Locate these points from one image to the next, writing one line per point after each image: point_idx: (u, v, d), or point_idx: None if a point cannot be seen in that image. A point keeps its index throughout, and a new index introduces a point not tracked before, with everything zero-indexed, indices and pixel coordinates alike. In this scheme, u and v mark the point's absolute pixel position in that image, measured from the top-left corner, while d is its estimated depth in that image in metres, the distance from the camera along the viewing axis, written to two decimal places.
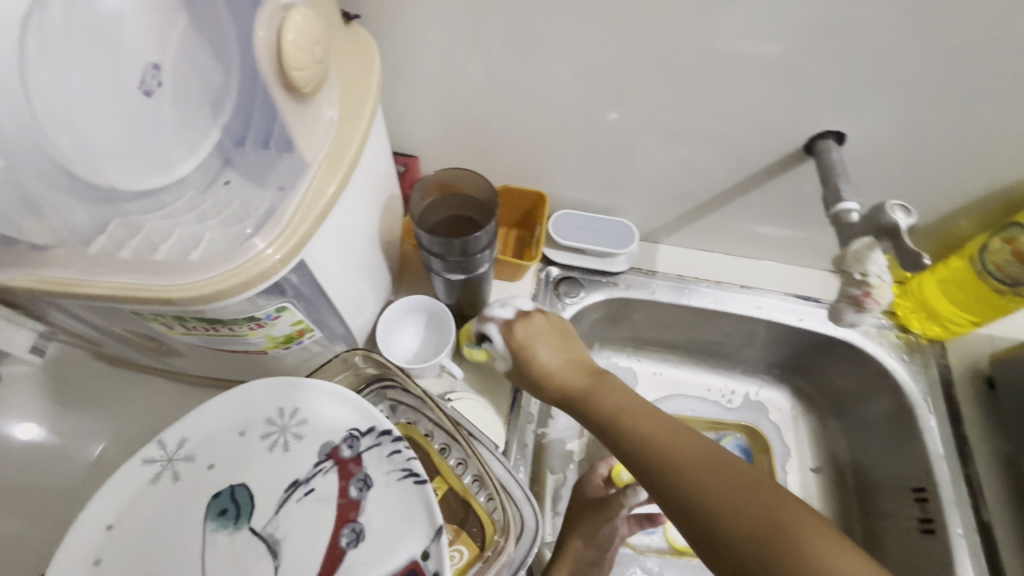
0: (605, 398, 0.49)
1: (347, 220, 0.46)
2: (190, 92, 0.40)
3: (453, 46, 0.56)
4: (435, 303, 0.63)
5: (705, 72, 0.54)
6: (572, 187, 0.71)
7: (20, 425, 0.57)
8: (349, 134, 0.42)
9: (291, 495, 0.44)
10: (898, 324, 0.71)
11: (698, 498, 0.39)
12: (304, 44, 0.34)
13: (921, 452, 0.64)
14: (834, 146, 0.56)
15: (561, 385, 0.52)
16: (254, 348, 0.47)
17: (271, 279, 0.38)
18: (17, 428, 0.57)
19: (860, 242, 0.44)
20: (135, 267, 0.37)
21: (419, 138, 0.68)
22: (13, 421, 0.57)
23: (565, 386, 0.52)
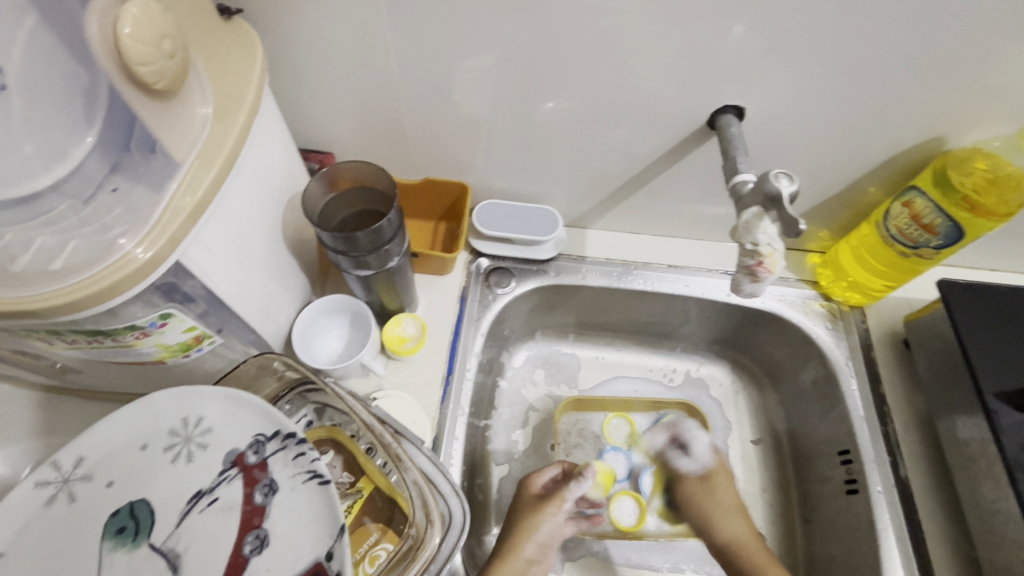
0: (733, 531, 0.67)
1: (231, 221, 0.44)
2: (49, 98, 0.38)
3: (349, 38, 0.54)
4: (355, 301, 0.62)
5: (604, 53, 0.53)
6: (494, 177, 0.71)
7: None
8: (223, 134, 0.41)
9: (194, 506, 0.43)
10: (821, 293, 0.73)
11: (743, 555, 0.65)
12: (149, 38, 0.33)
13: (846, 416, 0.66)
14: (734, 122, 0.56)
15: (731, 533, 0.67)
16: (149, 358, 0.45)
17: (146, 280, 0.37)
18: None
19: (748, 213, 0.44)
20: None
21: (333, 134, 0.66)
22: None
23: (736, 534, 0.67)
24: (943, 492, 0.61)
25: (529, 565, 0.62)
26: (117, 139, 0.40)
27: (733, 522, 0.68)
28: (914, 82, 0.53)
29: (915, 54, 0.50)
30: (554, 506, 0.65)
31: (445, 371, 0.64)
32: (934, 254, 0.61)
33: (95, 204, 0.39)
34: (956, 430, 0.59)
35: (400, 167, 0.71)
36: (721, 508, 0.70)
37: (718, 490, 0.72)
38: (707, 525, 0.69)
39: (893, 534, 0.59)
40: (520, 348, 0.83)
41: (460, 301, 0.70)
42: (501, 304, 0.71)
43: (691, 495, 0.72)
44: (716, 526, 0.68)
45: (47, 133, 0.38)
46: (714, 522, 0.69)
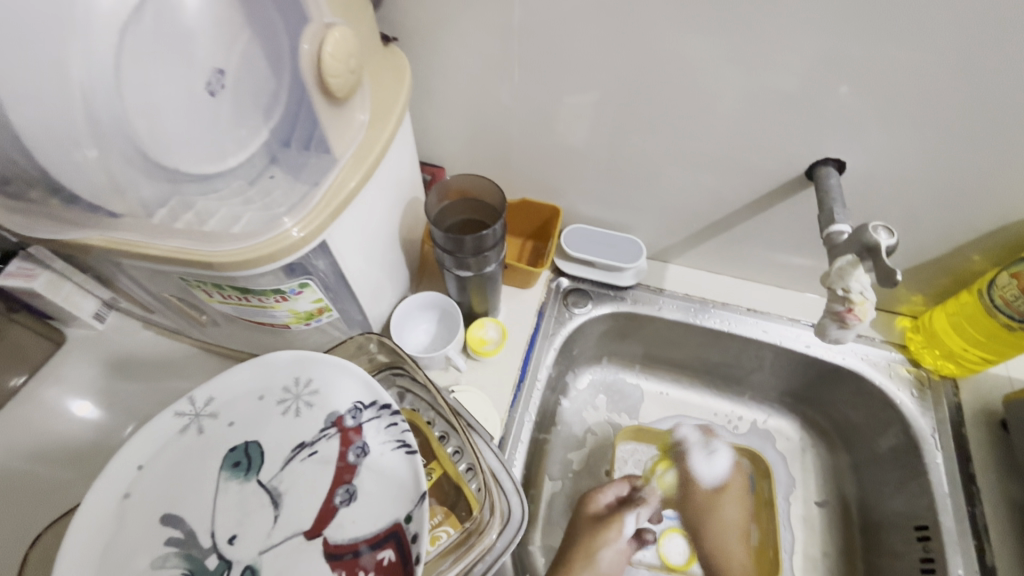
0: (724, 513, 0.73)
1: (365, 213, 0.52)
2: (246, 97, 0.46)
3: (478, 68, 0.61)
4: (447, 301, 0.68)
5: (710, 99, 0.57)
6: (585, 204, 0.75)
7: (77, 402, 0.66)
8: (374, 138, 0.48)
9: (297, 455, 0.48)
10: (910, 358, 0.70)
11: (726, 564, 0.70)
12: (340, 55, 0.40)
13: (927, 489, 0.63)
14: (834, 173, 0.58)
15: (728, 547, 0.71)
16: (279, 321, 0.53)
17: (298, 252, 0.44)
18: (75, 405, 0.66)
19: (843, 259, 0.45)
20: (185, 235, 0.43)
21: (446, 151, 0.74)
22: (73, 398, 0.67)
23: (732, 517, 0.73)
24: None
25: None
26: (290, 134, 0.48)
27: (726, 513, 0.73)
28: None
29: None
30: (616, 532, 0.68)
31: (517, 377, 0.68)
32: None
33: (258, 185, 0.48)
34: None
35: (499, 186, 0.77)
36: (724, 506, 0.73)
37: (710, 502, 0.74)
38: (705, 511, 0.74)
39: None
40: (586, 371, 0.85)
41: (538, 315, 0.74)
42: (576, 323, 0.75)
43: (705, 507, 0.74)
44: (722, 532, 0.72)
45: (240, 125, 0.46)
46: (728, 531, 0.72)
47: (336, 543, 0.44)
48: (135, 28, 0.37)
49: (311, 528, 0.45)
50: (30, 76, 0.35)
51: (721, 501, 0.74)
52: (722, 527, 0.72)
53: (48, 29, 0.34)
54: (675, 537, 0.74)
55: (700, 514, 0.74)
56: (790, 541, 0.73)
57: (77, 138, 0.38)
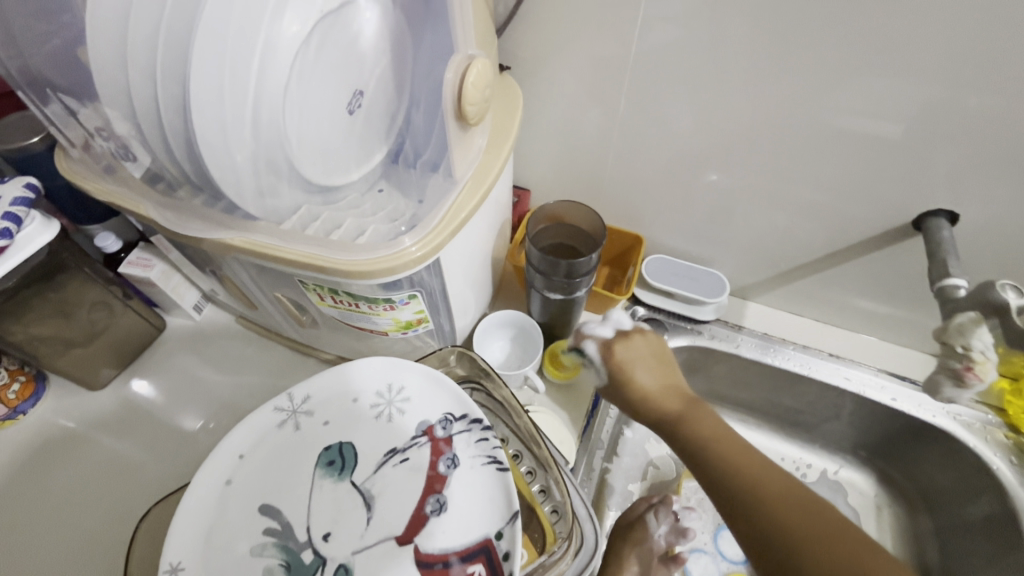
0: None
1: (473, 232, 0.54)
2: (377, 118, 0.49)
3: (582, 99, 0.63)
4: (527, 319, 0.69)
5: (817, 141, 0.57)
6: (667, 236, 0.76)
7: (136, 382, 0.70)
8: (490, 166, 0.50)
9: (389, 460, 0.50)
10: (1008, 423, 0.67)
11: None
12: (480, 84, 0.43)
13: (1023, 565, 0.59)
14: (945, 226, 0.56)
15: None
16: (378, 328, 0.55)
17: (416, 268, 0.47)
18: (134, 385, 0.70)
19: (963, 316, 0.44)
20: (310, 240, 0.46)
21: (535, 174, 0.76)
22: (131, 379, 0.70)
23: None
24: None
25: None
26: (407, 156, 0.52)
27: (640, 372, 0.51)
28: None
29: None
30: (644, 531, 0.68)
31: (592, 402, 0.68)
32: None
33: (367, 198, 0.52)
34: None
35: None
36: (655, 367, 0.52)
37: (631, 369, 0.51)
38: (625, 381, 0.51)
39: None
40: None
41: None
42: None
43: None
44: None
45: (364, 143, 0.49)
46: None
47: (427, 552, 0.45)
48: (304, 55, 0.40)
49: (403, 534, 0.46)
50: (218, 93, 0.38)
51: None
52: None
53: (232, 56, 0.37)
54: None
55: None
56: None
57: (241, 148, 0.41)
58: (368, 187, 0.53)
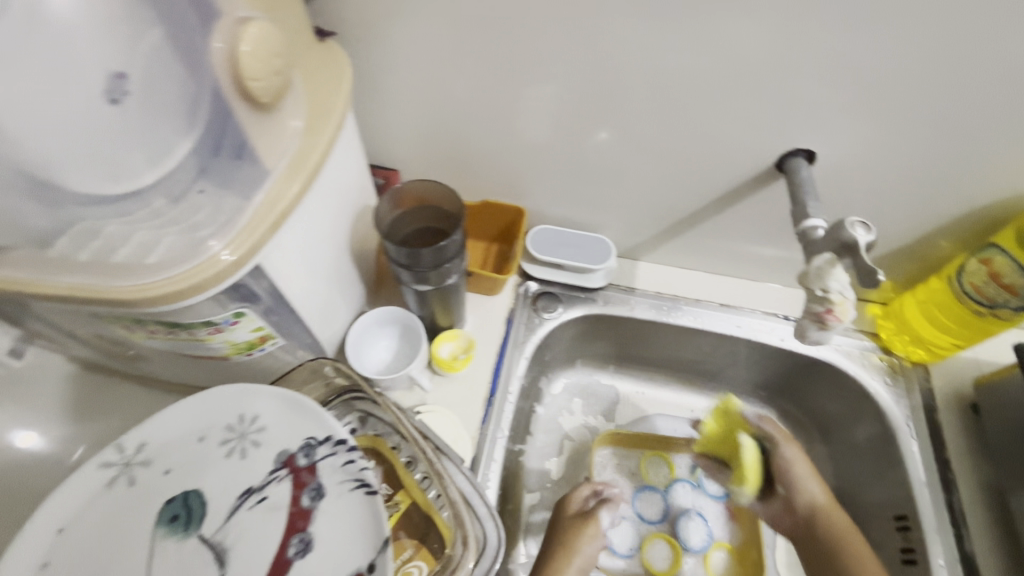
0: (842, 522, 0.59)
1: (308, 227, 0.47)
2: (168, 105, 0.40)
3: (428, 63, 0.56)
4: (407, 315, 0.63)
5: (674, 91, 0.54)
6: (550, 204, 0.72)
7: (21, 433, 0.60)
8: (313, 147, 0.43)
9: (243, 503, 0.44)
10: (882, 346, 0.70)
11: (840, 543, 0.58)
12: (261, 53, 0.35)
13: (904, 479, 0.63)
14: (804, 166, 0.56)
15: (829, 521, 0.59)
16: (215, 353, 0.47)
17: (228, 280, 0.39)
18: (18, 436, 0.60)
19: (820, 259, 0.43)
20: (89, 269, 0.38)
21: (399, 152, 0.68)
22: (15, 429, 0.60)
23: (815, 500, 0.60)
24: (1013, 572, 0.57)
25: None
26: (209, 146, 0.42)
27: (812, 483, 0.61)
28: (1004, 132, 0.51)
29: (1005, 106, 0.49)
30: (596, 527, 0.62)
31: (488, 391, 0.63)
32: (1012, 315, 0.57)
33: (183, 204, 0.41)
34: None
35: (459, 188, 0.72)
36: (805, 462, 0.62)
37: (795, 452, 0.62)
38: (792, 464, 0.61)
39: None
40: (561, 376, 0.83)
41: (506, 324, 0.70)
42: (547, 328, 0.71)
43: (783, 472, 0.61)
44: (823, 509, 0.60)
45: (156, 135, 0.40)
46: (808, 479, 0.61)
47: None
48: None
49: None
50: None
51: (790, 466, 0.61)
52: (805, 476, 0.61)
53: None
54: (658, 543, 0.71)
55: (783, 469, 0.61)
56: (772, 536, 0.72)
57: None
58: (183, 188, 0.42)
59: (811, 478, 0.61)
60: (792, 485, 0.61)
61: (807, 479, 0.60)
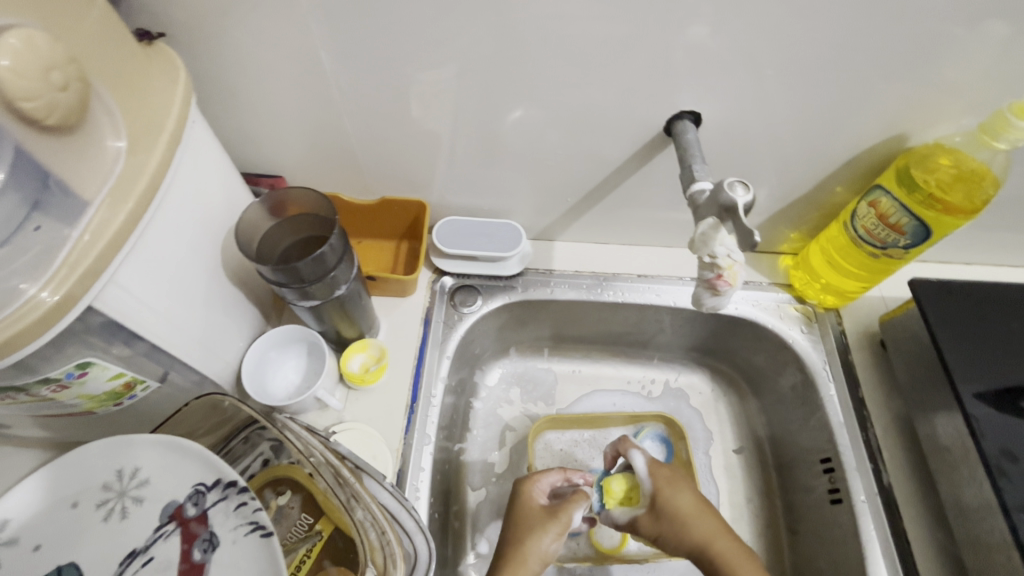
0: (708, 531, 0.54)
1: (158, 253, 0.42)
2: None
3: (287, 60, 0.52)
4: (307, 332, 0.59)
5: (552, 65, 0.52)
6: (453, 194, 0.69)
7: None
8: (141, 164, 0.38)
9: (126, 569, 0.40)
10: (795, 296, 0.71)
11: (712, 550, 0.53)
12: (34, 68, 0.30)
13: (825, 422, 0.65)
14: (691, 128, 0.55)
15: (695, 540, 0.54)
16: (75, 410, 0.43)
17: (54, 329, 0.34)
18: None
19: (704, 224, 0.42)
20: None
21: (281, 158, 0.63)
22: None
23: (705, 535, 0.54)
24: (927, 497, 0.60)
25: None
26: (23, 190, 0.33)
27: (680, 493, 0.58)
28: (876, 78, 0.51)
29: (874, 50, 0.49)
30: (560, 525, 0.57)
31: (408, 397, 0.61)
32: (905, 253, 0.59)
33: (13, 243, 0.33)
34: (936, 433, 0.58)
35: (355, 189, 0.68)
36: (666, 479, 0.59)
37: (675, 485, 0.58)
38: (671, 494, 0.57)
39: (879, 547, 0.57)
40: (495, 366, 0.81)
41: (423, 323, 0.67)
42: (467, 324, 0.69)
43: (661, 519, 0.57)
44: (683, 526, 0.55)
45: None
46: (688, 516, 0.56)
47: None
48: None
49: None
50: None
51: (663, 496, 0.58)
52: (681, 518, 0.56)
53: None
54: None
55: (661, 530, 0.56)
56: (715, 494, 0.73)
57: None
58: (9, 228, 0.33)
59: (687, 506, 0.56)
60: (674, 537, 0.55)
61: (684, 504, 0.57)
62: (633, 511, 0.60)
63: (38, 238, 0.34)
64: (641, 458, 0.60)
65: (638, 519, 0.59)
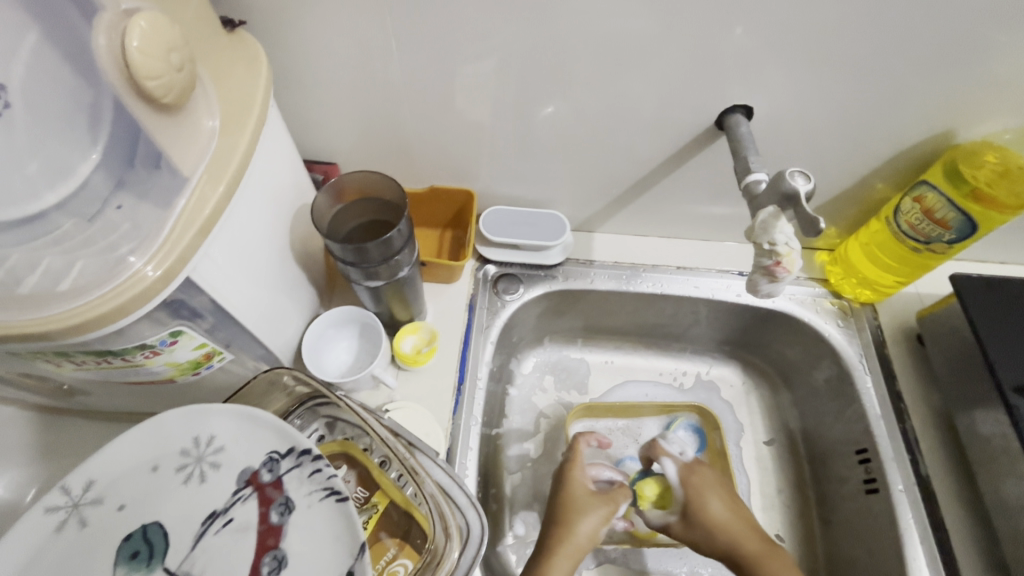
0: (744, 537, 0.58)
1: (240, 230, 0.44)
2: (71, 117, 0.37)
3: (353, 50, 0.54)
4: (363, 312, 0.62)
5: (610, 59, 0.53)
6: (498, 184, 0.70)
7: None
8: (232, 143, 0.41)
9: (209, 528, 0.41)
10: (831, 291, 0.73)
11: (744, 553, 0.57)
12: (158, 50, 0.33)
13: (861, 413, 0.66)
14: (743, 121, 0.56)
15: (728, 544, 0.58)
16: (158, 376, 0.45)
17: (157, 297, 0.37)
18: None
19: (765, 212, 0.44)
20: (31, 304, 0.34)
21: (335, 145, 0.65)
22: None
23: (739, 541, 0.58)
24: (964, 488, 0.61)
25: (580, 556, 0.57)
26: (114, 169, 0.39)
27: (713, 503, 0.60)
28: (928, 76, 0.52)
29: (929, 48, 0.50)
30: (605, 509, 0.60)
31: (457, 379, 0.63)
32: (947, 248, 0.61)
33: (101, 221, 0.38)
34: (975, 425, 0.59)
35: (404, 177, 0.70)
36: (698, 490, 0.61)
37: (706, 496, 0.60)
38: (702, 506, 0.60)
39: (917, 535, 0.58)
40: (530, 355, 0.82)
41: (468, 309, 0.69)
42: (510, 311, 0.70)
43: (696, 523, 0.60)
44: (716, 531, 0.58)
45: (57, 152, 0.36)
46: (721, 525, 0.59)
47: None
48: None
49: None
50: None
51: (698, 502, 0.60)
52: (715, 526, 0.59)
53: None
54: None
55: (693, 533, 0.60)
56: (747, 484, 0.74)
57: None
58: (102, 202, 0.39)
59: (722, 514, 0.59)
60: (706, 540, 0.59)
61: (719, 512, 0.59)
62: (664, 516, 0.63)
63: (125, 214, 0.38)
64: (673, 467, 0.63)
65: (669, 524, 0.62)
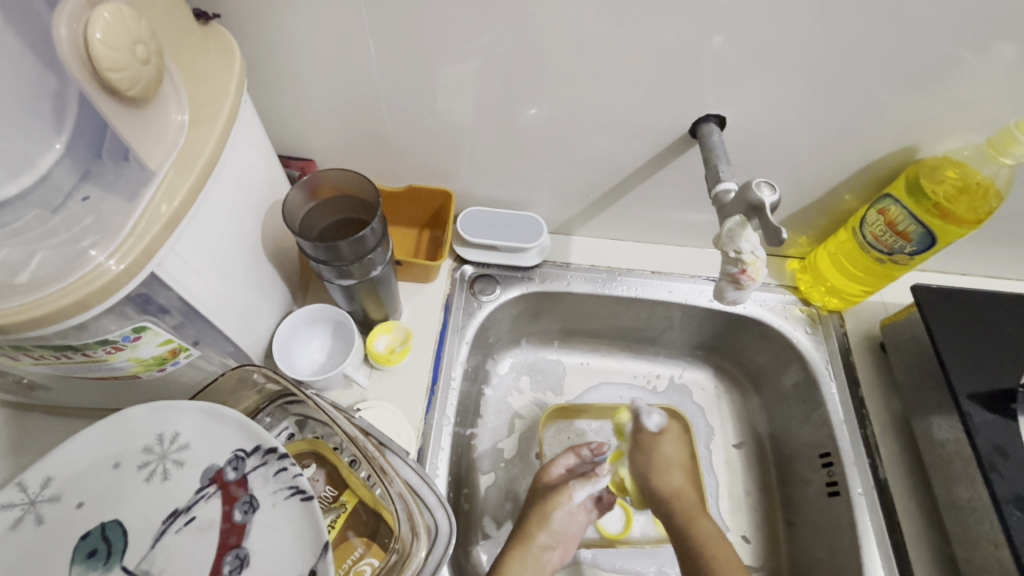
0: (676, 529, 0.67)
1: (209, 227, 0.44)
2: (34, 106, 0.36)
3: (333, 47, 0.53)
4: (337, 310, 0.62)
5: (591, 64, 0.53)
6: (478, 185, 0.71)
7: None
8: (201, 138, 0.40)
9: (170, 526, 0.41)
10: (801, 298, 0.74)
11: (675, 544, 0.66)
12: (121, 43, 0.32)
13: (826, 418, 0.68)
14: (717, 130, 0.57)
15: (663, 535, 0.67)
16: (122, 372, 0.44)
17: (120, 292, 0.36)
18: None
19: (731, 221, 0.45)
20: None
21: (313, 141, 0.65)
22: None
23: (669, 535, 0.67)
24: (921, 491, 0.63)
25: (544, 552, 0.65)
26: (78, 161, 0.38)
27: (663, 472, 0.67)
28: (896, 93, 0.54)
29: (897, 65, 0.51)
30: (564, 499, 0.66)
31: (430, 379, 0.63)
32: (909, 259, 0.63)
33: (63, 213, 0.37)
34: (931, 430, 0.61)
35: (383, 175, 0.70)
36: (663, 461, 0.69)
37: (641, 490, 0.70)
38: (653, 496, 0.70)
39: (874, 537, 0.60)
40: (506, 356, 0.83)
41: (444, 309, 0.69)
42: (486, 312, 0.71)
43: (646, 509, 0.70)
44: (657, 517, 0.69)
45: (17, 141, 0.36)
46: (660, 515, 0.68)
47: None
48: None
49: None
50: None
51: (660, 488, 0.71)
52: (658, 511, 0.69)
53: None
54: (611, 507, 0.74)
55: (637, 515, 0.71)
56: (715, 487, 0.76)
57: None
58: (65, 194, 0.38)
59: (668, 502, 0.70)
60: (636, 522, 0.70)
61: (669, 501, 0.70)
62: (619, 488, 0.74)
63: (90, 207, 0.37)
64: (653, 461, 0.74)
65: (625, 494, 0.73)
